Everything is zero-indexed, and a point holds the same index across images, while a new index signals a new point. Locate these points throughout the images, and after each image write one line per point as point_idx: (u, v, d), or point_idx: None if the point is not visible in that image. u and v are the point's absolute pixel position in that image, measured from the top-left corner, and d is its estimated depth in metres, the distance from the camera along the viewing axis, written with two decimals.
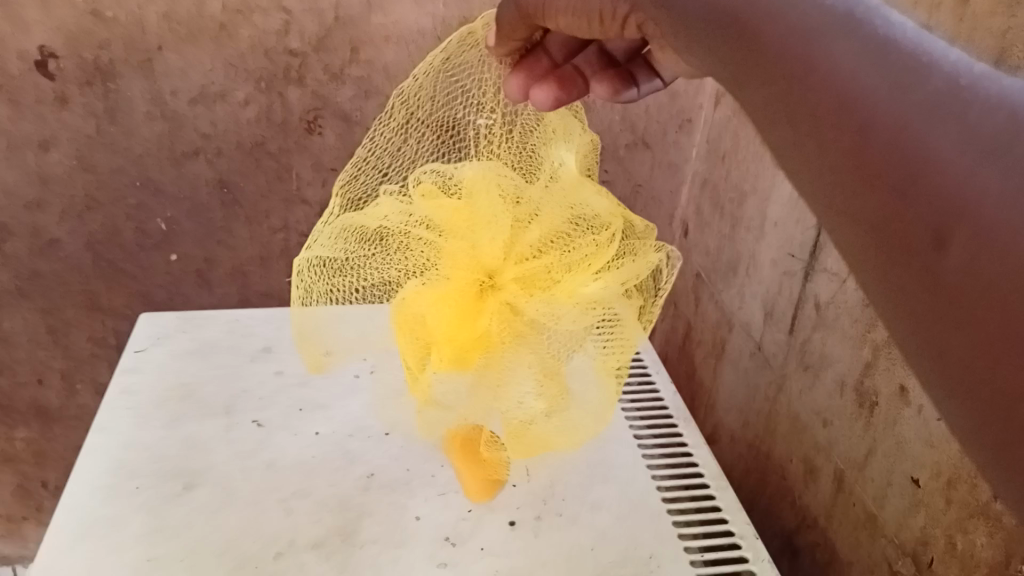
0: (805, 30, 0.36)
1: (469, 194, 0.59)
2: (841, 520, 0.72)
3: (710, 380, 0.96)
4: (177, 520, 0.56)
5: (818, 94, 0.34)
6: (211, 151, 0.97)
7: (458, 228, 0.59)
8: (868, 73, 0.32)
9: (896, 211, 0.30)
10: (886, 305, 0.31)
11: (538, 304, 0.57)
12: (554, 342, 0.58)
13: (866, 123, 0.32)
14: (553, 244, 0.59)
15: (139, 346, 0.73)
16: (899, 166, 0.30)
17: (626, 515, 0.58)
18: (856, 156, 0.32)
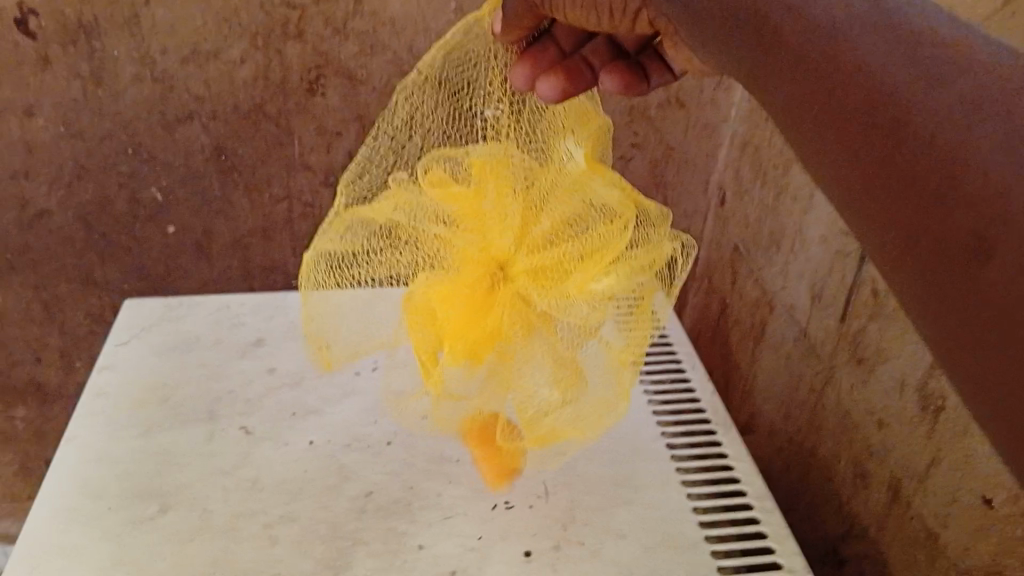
0: (839, 46, 0.34)
1: (478, 179, 0.53)
2: (893, 532, 0.64)
3: (747, 364, 0.88)
4: (147, 551, 0.50)
5: (858, 105, 0.32)
6: (205, 114, 0.89)
7: (467, 218, 0.53)
8: (898, 72, 0.32)
9: (940, 223, 0.29)
10: (941, 330, 0.29)
11: (550, 297, 0.51)
12: (570, 335, 0.52)
13: (910, 133, 0.30)
14: (566, 231, 0.53)
15: (120, 339, 0.67)
16: (937, 168, 0.29)
17: (655, 546, 0.50)
18: (897, 168, 0.31)
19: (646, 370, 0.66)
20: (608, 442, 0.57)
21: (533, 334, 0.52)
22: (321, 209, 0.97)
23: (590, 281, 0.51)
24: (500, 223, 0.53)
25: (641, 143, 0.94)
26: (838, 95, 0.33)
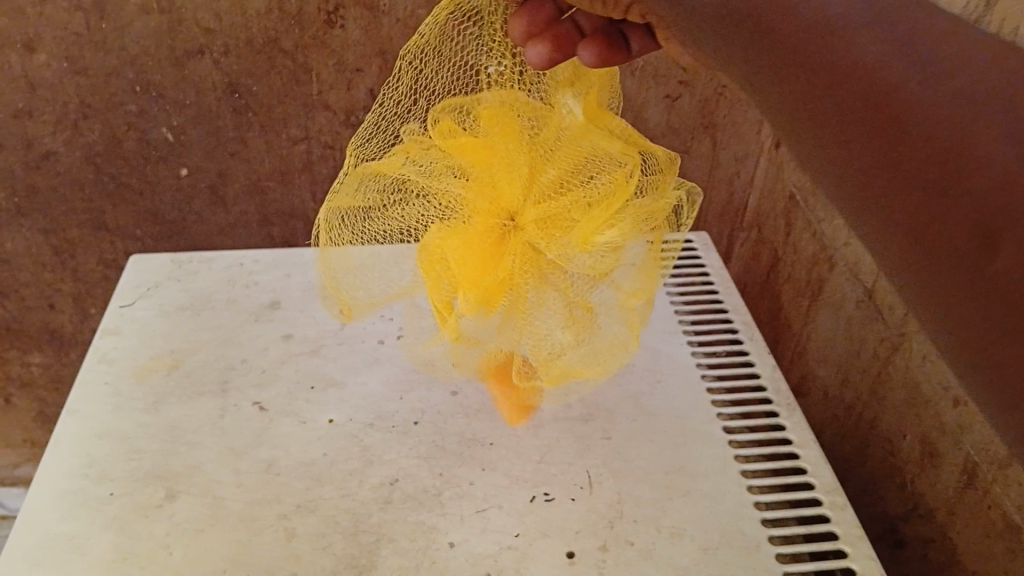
0: (824, 18, 0.33)
1: (487, 130, 0.51)
2: (968, 520, 0.58)
3: (800, 322, 0.81)
4: (154, 545, 0.45)
5: (847, 83, 0.31)
6: (216, 49, 0.82)
7: (477, 167, 0.51)
8: (897, 63, 0.31)
9: (938, 208, 0.29)
10: (935, 314, 0.30)
11: (561, 245, 0.51)
12: (577, 280, 0.52)
13: (902, 113, 0.30)
14: (573, 180, 0.51)
15: (125, 299, 0.62)
16: (935, 165, 0.29)
17: (713, 548, 0.45)
18: (891, 151, 0.30)
19: (698, 339, 0.59)
20: (658, 425, 0.52)
21: (544, 282, 0.52)
22: (341, 150, 0.90)
23: (594, 233, 0.50)
24: (509, 174, 0.51)
25: (689, 81, 0.87)
26: (824, 67, 0.32)
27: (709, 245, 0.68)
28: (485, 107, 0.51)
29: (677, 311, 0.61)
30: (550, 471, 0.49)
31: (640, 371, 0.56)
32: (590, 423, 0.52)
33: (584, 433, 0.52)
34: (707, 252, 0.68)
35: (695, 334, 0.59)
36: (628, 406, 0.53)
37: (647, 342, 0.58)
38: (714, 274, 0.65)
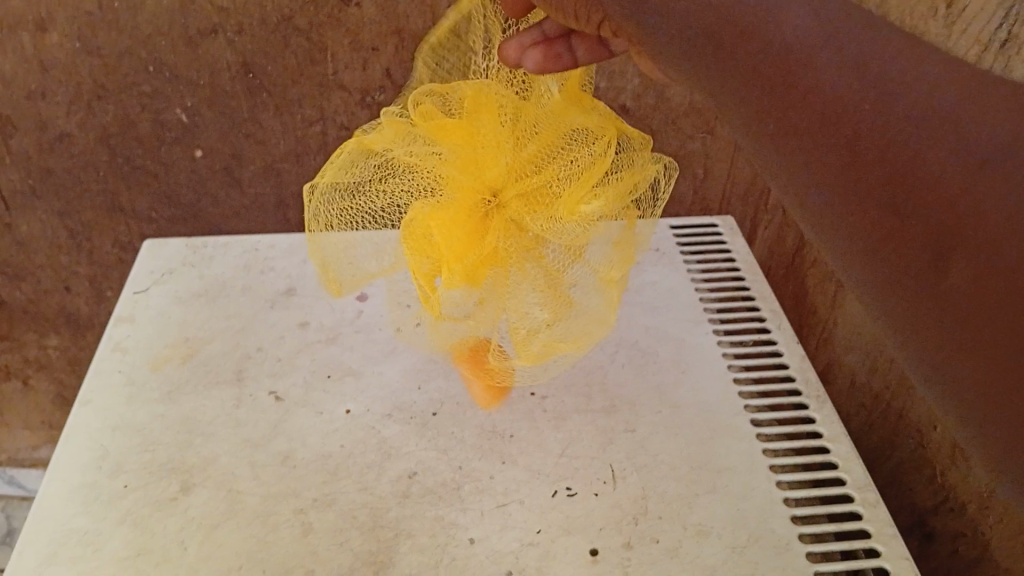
0: (783, 39, 0.31)
1: (470, 112, 0.52)
2: (1002, 514, 0.57)
3: (826, 308, 0.79)
4: (169, 540, 0.44)
5: (800, 100, 0.31)
6: (230, 28, 0.80)
7: (461, 145, 0.52)
8: (849, 84, 0.30)
9: (891, 226, 0.29)
10: (906, 336, 0.30)
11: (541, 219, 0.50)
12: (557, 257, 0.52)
13: (856, 131, 0.29)
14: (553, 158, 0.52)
15: (139, 286, 0.61)
16: (890, 185, 0.29)
17: (742, 547, 0.44)
18: (839, 167, 0.30)
19: (724, 328, 0.57)
20: (684, 418, 0.51)
21: (525, 258, 0.52)
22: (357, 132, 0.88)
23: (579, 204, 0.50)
24: (493, 152, 0.51)
25: None
26: (768, 79, 0.31)
27: (735, 229, 0.66)
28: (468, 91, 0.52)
29: (702, 298, 0.60)
30: (573, 465, 0.48)
31: (665, 361, 0.54)
32: (613, 415, 0.51)
33: (608, 426, 0.50)
34: (733, 236, 0.66)
35: (720, 323, 0.58)
36: (652, 398, 0.52)
37: (672, 330, 0.57)
38: (739, 260, 0.63)
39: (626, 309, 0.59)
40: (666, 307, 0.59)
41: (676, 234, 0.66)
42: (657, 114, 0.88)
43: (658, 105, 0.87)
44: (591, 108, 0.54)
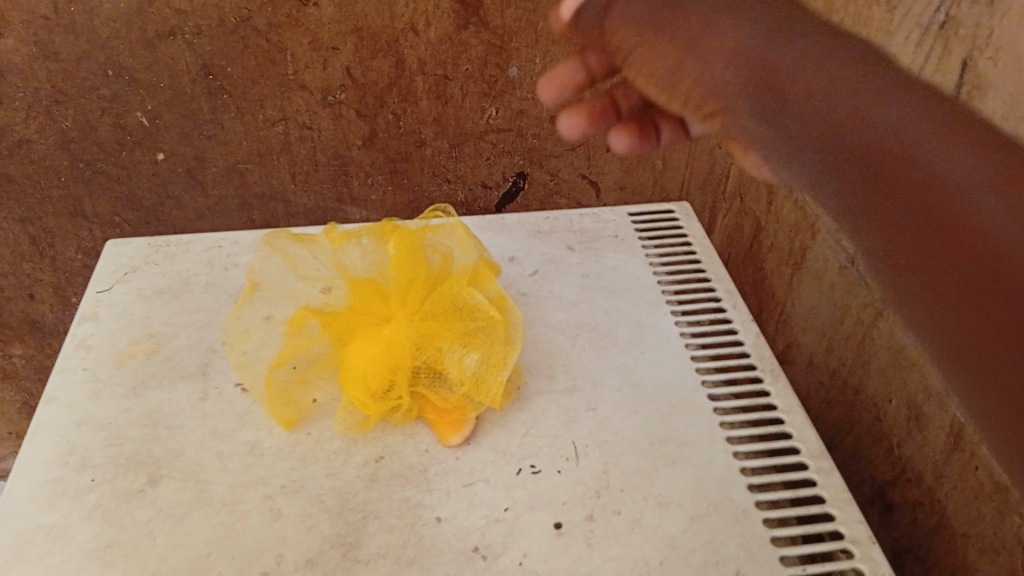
0: (871, 110, 0.31)
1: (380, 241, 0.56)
2: (956, 481, 0.59)
3: (784, 290, 0.82)
4: (138, 532, 0.45)
5: (882, 163, 0.30)
6: (188, 30, 0.80)
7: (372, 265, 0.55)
8: (945, 150, 0.29)
9: (982, 298, 0.27)
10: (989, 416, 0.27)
11: (417, 317, 0.51)
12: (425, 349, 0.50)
13: (944, 200, 0.28)
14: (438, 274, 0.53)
15: (101, 286, 0.61)
16: (974, 255, 0.27)
17: (701, 516, 0.45)
18: (921, 236, 0.29)
19: (682, 309, 0.58)
20: (645, 395, 0.52)
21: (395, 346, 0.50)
22: (320, 131, 0.89)
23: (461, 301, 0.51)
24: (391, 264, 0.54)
25: None
26: (857, 146, 0.31)
27: (690, 214, 0.68)
28: (382, 229, 0.57)
29: (660, 281, 0.61)
30: (536, 444, 0.49)
31: (625, 342, 0.56)
32: (576, 394, 0.52)
33: (570, 405, 0.51)
34: (689, 221, 0.67)
35: (678, 304, 0.59)
36: (614, 377, 0.53)
37: (632, 312, 0.58)
38: (695, 243, 0.65)
39: (587, 293, 0.60)
40: (626, 290, 0.60)
41: (634, 221, 0.67)
42: None
43: None
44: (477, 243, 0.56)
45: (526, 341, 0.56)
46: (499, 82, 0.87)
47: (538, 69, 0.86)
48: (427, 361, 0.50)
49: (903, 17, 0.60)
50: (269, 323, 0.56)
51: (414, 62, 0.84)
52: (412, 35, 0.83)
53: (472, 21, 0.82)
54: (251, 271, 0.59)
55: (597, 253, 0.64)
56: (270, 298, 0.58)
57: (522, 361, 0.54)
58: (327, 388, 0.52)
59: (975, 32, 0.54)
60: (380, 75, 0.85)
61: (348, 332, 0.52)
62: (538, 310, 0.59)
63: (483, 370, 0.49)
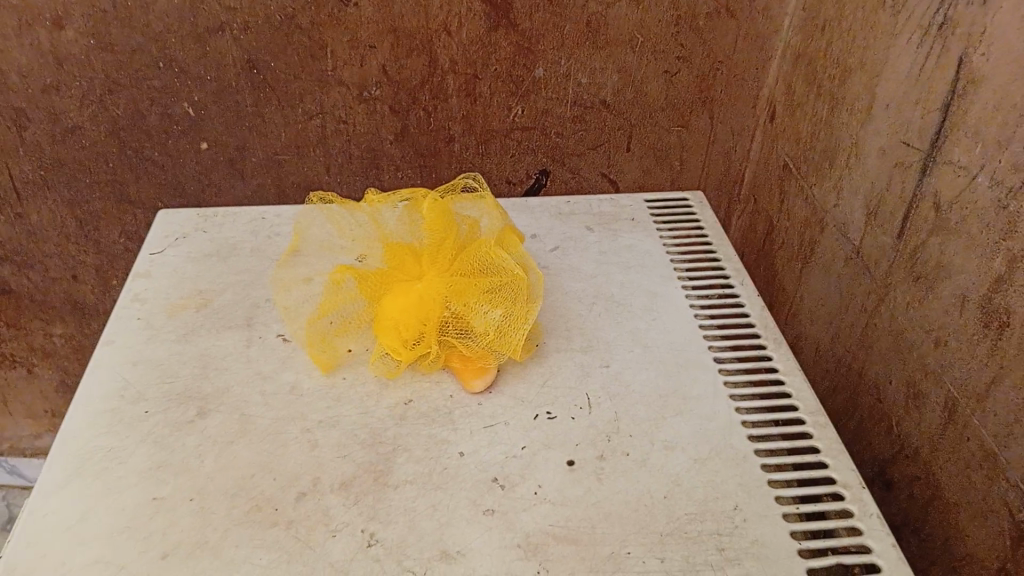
0: None
1: (413, 207, 0.60)
2: (950, 453, 0.62)
3: (794, 285, 0.86)
4: (188, 455, 0.49)
5: None
6: (236, 26, 0.86)
7: (405, 229, 0.59)
8: None
9: None
10: None
11: (446, 279, 0.55)
12: (450, 306, 0.54)
13: None
14: (465, 238, 0.57)
15: (155, 248, 0.66)
16: None
17: (704, 458, 0.49)
18: None
19: (692, 283, 0.62)
20: (655, 355, 0.56)
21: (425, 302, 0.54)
22: (355, 125, 0.94)
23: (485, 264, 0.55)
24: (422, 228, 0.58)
25: (687, 57, 0.90)
26: None
27: (703, 203, 0.72)
28: (415, 196, 0.61)
29: (673, 260, 0.65)
30: (553, 393, 0.53)
31: (637, 310, 0.60)
32: (591, 353, 0.56)
33: (585, 362, 0.55)
34: (702, 208, 0.71)
35: (688, 279, 0.63)
36: (626, 339, 0.57)
37: (645, 285, 0.62)
38: (707, 227, 0.69)
39: (603, 267, 0.64)
40: (640, 266, 0.64)
41: (650, 206, 0.71)
42: (635, 110, 0.94)
43: (636, 101, 0.93)
44: (502, 211, 0.59)
45: (546, 306, 0.60)
46: (526, 82, 0.91)
47: (563, 70, 0.91)
48: (455, 314, 0.54)
49: (906, 24, 0.66)
50: (310, 279, 0.61)
51: (446, 61, 0.89)
52: (445, 35, 0.88)
53: (502, 24, 0.87)
54: (297, 232, 0.64)
55: (614, 234, 0.68)
56: (311, 260, 0.63)
57: (542, 323, 0.58)
58: (362, 339, 0.57)
59: (969, 31, 0.58)
60: (413, 73, 0.90)
61: (382, 286, 0.56)
62: (559, 280, 0.63)
63: (504, 327, 0.53)
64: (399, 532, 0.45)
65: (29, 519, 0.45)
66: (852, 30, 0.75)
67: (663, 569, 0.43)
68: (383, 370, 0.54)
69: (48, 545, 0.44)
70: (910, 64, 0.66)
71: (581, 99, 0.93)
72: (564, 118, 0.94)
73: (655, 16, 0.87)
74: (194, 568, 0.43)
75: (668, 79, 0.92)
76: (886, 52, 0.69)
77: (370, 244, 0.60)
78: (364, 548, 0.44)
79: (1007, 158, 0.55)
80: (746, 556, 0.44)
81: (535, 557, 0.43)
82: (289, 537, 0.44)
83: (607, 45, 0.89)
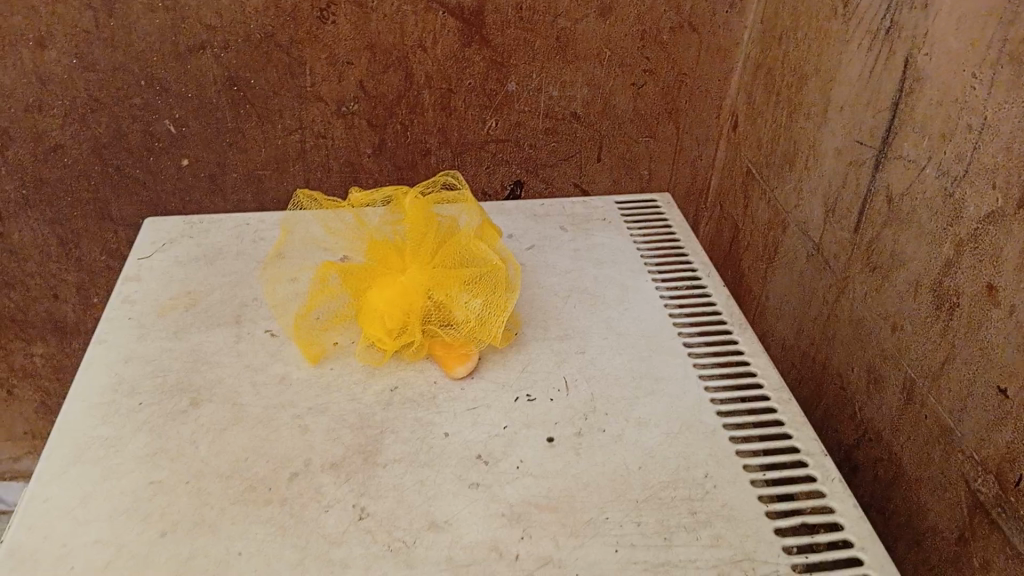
0: None
1: (396, 206, 0.63)
2: (909, 432, 0.65)
3: (760, 284, 0.90)
4: (182, 442, 0.51)
5: None
6: (217, 44, 0.88)
7: (388, 227, 0.62)
8: None
9: None
10: None
11: (428, 272, 0.57)
12: (432, 296, 0.56)
13: None
14: (445, 233, 0.60)
15: (143, 254, 0.68)
16: None
17: (676, 433, 0.52)
18: None
19: (661, 276, 0.66)
20: (627, 342, 0.59)
21: (408, 293, 0.56)
22: (333, 140, 0.96)
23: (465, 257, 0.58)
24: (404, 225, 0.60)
25: (653, 69, 0.94)
26: None
27: (671, 203, 0.75)
28: (398, 196, 0.64)
29: (643, 255, 0.68)
30: (532, 377, 0.56)
31: (610, 301, 0.63)
32: (567, 340, 0.59)
33: (562, 349, 0.58)
34: (669, 208, 0.75)
35: (658, 272, 0.66)
36: (600, 328, 0.60)
37: (618, 278, 0.65)
38: (674, 225, 0.72)
39: (577, 263, 0.67)
40: (612, 262, 0.67)
41: (620, 207, 0.75)
42: (605, 121, 0.98)
43: (605, 112, 0.97)
44: (481, 208, 0.62)
45: (523, 300, 0.63)
46: (498, 95, 0.94)
47: (534, 84, 0.94)
48: (437, 303, 0.56)
49: (857, 30, 0.70)
50: (297, 278, 0.64)
51: (421, 76, 0.92)
52: (420, 51, 0.91)
53: (475, 40, 0.90)
54: (284, 233, 0.66)
55: (586, 233, 0.71)
56: (299, 261, 0.65)
57: (520, 315, 0.61)
58: (348, 332, 0.59)
59: (914, 35, 0.63)
60: (389, 88, 0.93)
61: (366, 281, 0.58)
62: (535, 276, 0.66)
63: (484, 315, 0.56)
64: (389, 506, 0.47)
65: (30, 504, 0.47)
66: (808, 39, 0.79)
67: (640, 532, 0.45)
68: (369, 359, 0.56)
69: (50, 527, 0.46)
70: (861, 68, 0.70)
71: (553, 111, 0.96)
72: (537, 130, 0.97)
73: (621, 30, 0.91)
74: (192, 544, 0.45)
75: (635, 91, 0.96)
76: (839, 58, 0.73)
77: (355, 242, 0.62)
78: (356, 521, 0.46)
79: (952, 150, 0.59)
80: (717, 518, 0.46)
81: (519, 525, 0.46)
82: (283, 513, 0.46)
83: (577, 59, 0.93)
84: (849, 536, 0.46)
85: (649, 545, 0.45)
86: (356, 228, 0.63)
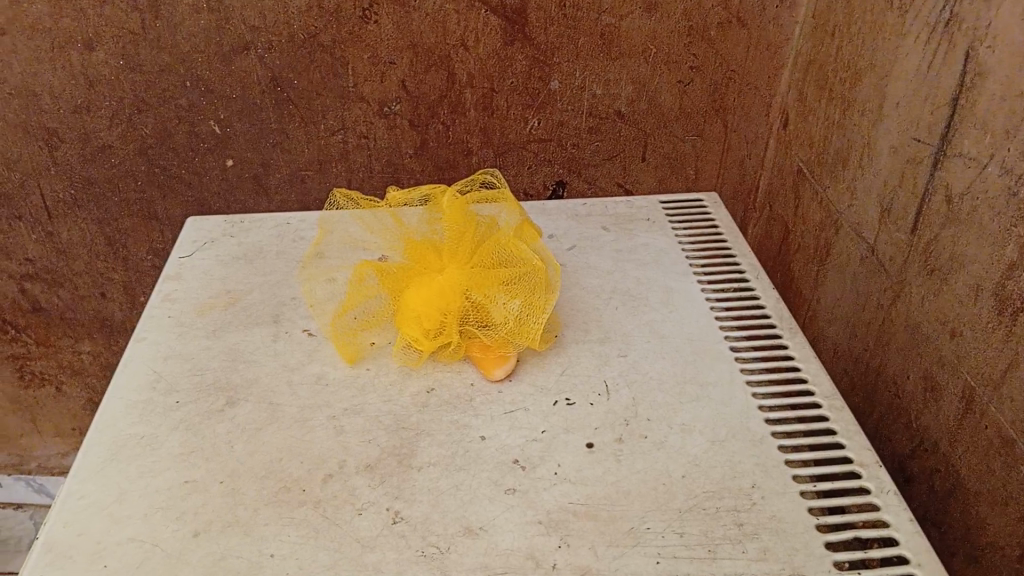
0: None
1: (434, 206, 0.61)
2: (969, 443, 0.62)
3: (812, 286, 0.87)
4: (217, 442, 0.50)
5: None
6: (261, 45, 0.88)
7: (428, 228, 0.61)
8: None
9: None
10: None
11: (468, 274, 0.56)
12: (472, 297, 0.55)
13: None
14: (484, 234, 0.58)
15: (184, 252, 0.68)
16: None
17: (721, 440, 0.50)
18: None
19: (707, 278, 0.64)
20: (671, 345, 0.57)
21: (446, 294, 0.55)
22: (376, 140, 0.95)
23: (504, 259, 0.56)
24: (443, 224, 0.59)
25: (700, 67, 0.92)
26: None
27: (718, 202, 0.73)
28: (436, 195, 0.63)
29: (688, 256, 0.66)
30: (572, 381, 0.54)
31: (654, 303, 0.61)
32: (609, 343, 0.57)
33: (603, 352, 0.56)
34: (716, 208, 0.73)
35: (704, 275, 0.64)
36: (643, 331, 0.58)
37: (661, 280, 0.64)
38: (721, 225, 0.70)
39: (620, 264, 0.65)
40: (656, 263, 0.65)
41: (665, 207, 0.73)
42: (650, 120, 0.95)
43: (650, 111, 0.95)
44: (521, 208, 0.60)
45: (563, 300, 0.61)
46: (541, 94, 0.93)
47: (578, 82, 0.92)
48: (475, 305, 0.55)
49: (915, 23, 0.67)
50: (335, 278, 0.63)
51: (464, 75, 0.91)
52: (462, 51, 0.90)
53: (518, 38, 0.89)
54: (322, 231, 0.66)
55: (630, 233, 0.69)
56: (337, 261, 0.65)
57: (560, 316, 0.60)
58: (386, 332, 0.58)
59: (976, 26, 0.60)
60: (432, 88, 0.92)
61: (403, 281, 0.57)
62: (576, 277, 0.64)
63: (523, 316, 0.54)
64: (424, 510, 0.46)
65: (66, 500, 0.47)
66: (862, 34, 0.76)
67: (683, 544, 0.44)
68: (406, 361, 0.55)
69: (85, 524, 0.46)
70: (919, 62, 0.67)
71: (597, 110, 0.94)
72: (580, 129, 0.96)
73: (668, 27, 0.89)
74: (224, 544, 0.44)
75: (682, 89, 0.93)
76: (896, 54, 0.70)
77: (393, 242, 0.61)
78: (390, 525, 0.45)
79: (1016, 147, 0.56)
80: (764, 530, 0.45)
81: (557, 533, 0.44)
82: (317, 516, 0.46)
83: (621, 56, 0.91)
84: (904, 552, 0.44)
85: (692, 557, 0.43)
86: (394, 228, 0.62)
